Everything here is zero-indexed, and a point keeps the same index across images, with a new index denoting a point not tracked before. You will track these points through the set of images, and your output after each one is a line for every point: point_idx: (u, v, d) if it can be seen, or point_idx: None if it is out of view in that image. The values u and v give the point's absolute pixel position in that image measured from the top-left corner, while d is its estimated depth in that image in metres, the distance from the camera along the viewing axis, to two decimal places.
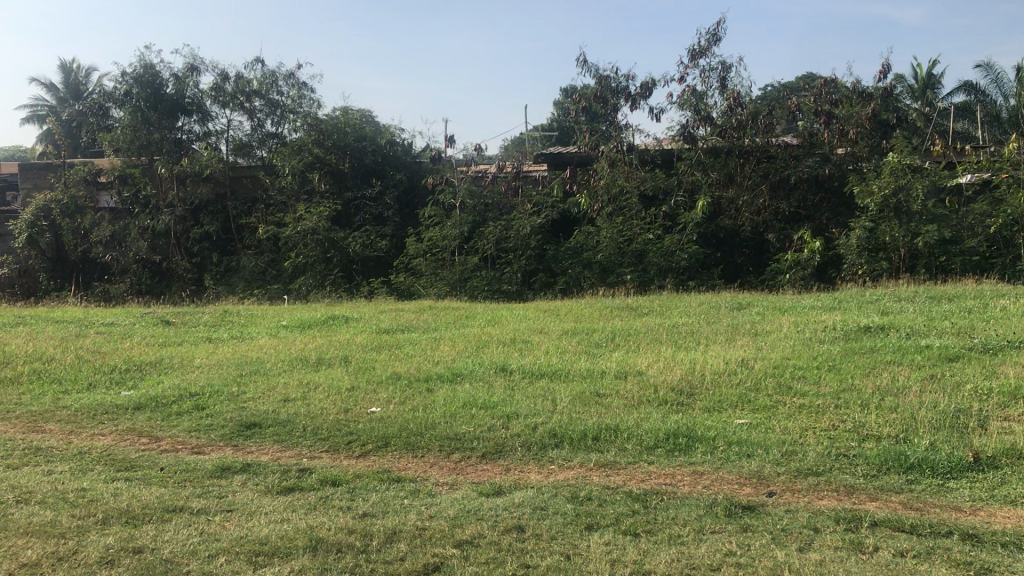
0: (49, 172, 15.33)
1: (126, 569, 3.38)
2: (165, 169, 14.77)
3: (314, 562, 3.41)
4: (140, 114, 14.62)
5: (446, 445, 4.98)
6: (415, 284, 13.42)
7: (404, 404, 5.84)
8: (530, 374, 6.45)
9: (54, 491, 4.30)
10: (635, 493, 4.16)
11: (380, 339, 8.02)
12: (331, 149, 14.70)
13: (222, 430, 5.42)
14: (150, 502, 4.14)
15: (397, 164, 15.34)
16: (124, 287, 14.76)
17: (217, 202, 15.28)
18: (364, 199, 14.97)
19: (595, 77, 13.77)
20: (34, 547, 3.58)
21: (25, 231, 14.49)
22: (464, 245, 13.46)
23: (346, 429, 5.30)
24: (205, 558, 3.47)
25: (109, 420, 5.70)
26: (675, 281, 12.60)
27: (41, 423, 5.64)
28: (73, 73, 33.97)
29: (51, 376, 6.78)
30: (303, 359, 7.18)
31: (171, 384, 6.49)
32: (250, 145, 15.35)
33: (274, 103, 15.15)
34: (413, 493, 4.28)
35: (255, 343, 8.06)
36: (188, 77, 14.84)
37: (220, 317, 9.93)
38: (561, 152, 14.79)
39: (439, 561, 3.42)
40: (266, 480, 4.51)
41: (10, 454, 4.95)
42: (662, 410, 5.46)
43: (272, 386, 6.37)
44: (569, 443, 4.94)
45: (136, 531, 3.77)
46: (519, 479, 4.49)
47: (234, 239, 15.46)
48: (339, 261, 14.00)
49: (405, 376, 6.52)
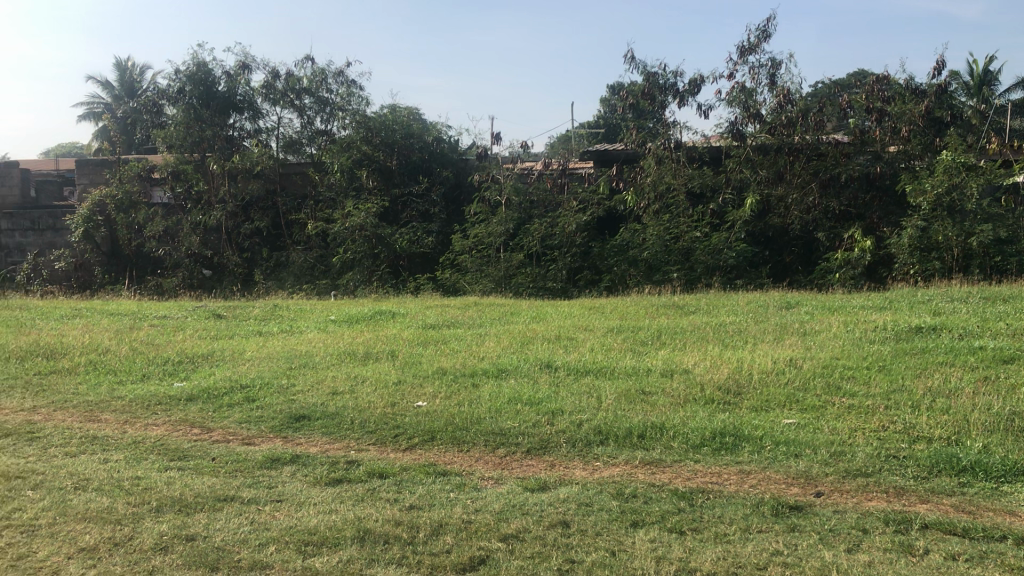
0: (105, 168, 15.65)
1: (180, 556, 3.47)
2: (216, 165, 14.93)
3: (361, 552, 3.48)
4: (193, 112, 14.90)
5: (491, 440, 5.01)
6: (461, 280, 13.54)
7: (450, 398, 5.88)
8: (575, 371, 6.46)
9: (109, 478, 4.41)
10: (681, 491, 4.16)
11: (424, 335, 8.05)
12: (379, 145, 14.78)
13: (272, 422, 5.51)
14: (202, 490, 4.24)
15: (444, 160, 15.26)
16: (176, 282, 14.95)
17: (267, 198, 15.41)
18: (411, 195, 15.00)
19: (643, 73, 13.69)
20: (91, 533, 3.69)
21: (82, 225, 14.81)
22: (510, 242, 13.52)
23: (393, 423, 5.36)
24: (255, 547, 3.55)
25: (162, 411, 5.81)
26: (723, 279, 12.49)
27: (97, 413, 5.76)
28: (128, 70, 34.73)
29: (106, 367, 6.95)
30: (350, 353, 7.26)
31: (223, 376, 6.60)
32: (300, 142, 15.58)
33: (323, 100, 15.31)
34: (458, 487, 4.32)
35: (304, 337, 8.16)
36: (240, 75, 15.06)
37: (271, 311, 10.07)
38: (609, 150, 14.53)
39: (486, 554, 3.46)
40: (314, 472, 4.58)
41: (67, 442, 5.09)
42: (708, 409, 5.43)
43: (320, 379, 6.47)
44: (615, 440, 4.94)
45: (189, 519, 3.86)
46: (563, 475, 4.50)
47: (283, 235, 15.61)
48: (385, 257, 14.14)
49: (451, 371, 6.56)
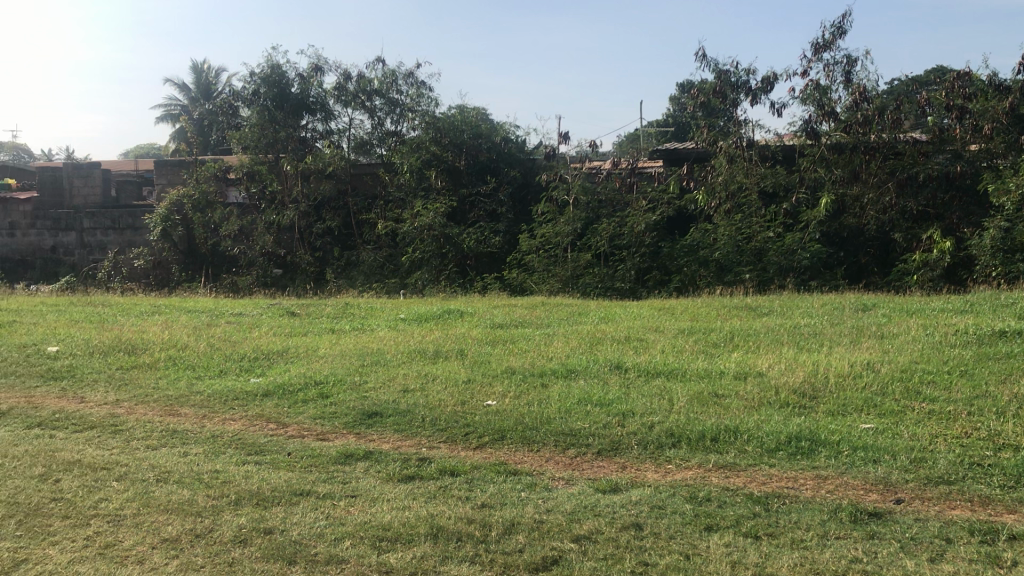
0: (182, 169, 16.07)
1: (258, 548, 3.54)
2: (290, 166, 15.25)
3: (435, 549, 3.51)
4: (267, 113, 15.19)
5: (562, 441, 5.00)
6: (528, 280, 13.57)
7: (520, 398, 5.89)
8: (646, 372, 6.41)
9: (190, 471, 4.53)
10: (756, 496, 4.10)
11: (493, 334, 8.08)
12: (448, 146, 14.87)
13: (345, 418, 5.58)
14: (279, 484, 4.32)
15: (511, 160, 15.25)
16: (250, 280, 15.18)
17: (338, 198, 15.58)
18: (480, 195, 15.05)
19: (715, 71, 13.52)
20: (173, 524, 3.79)
21: (160, 224, 15.22)
22: (577, 242, 13.50)
23: (464, 421, 5.39)
24: (331, 541, 3.60)
25: (239, 406, 5.94)
26: (796, 281, 12.27)
27: (177, 408, 5.91)
28: (204, 73, 35.59)
29: (185, 362, 7.13)
30: (421, 351, 7.32)
31: (297, 372, 6.72)
32: (370, 143, 15.84)
33: (393, 102, 15.50)
34: (529, 487, 4.32)
35: (375, 335, 8.26)
36: (313, 77, 15.36)
37: (342, 309, 10.21)
38: (678, 147, 14.39)
39: (558, 554, 3.45)
40: (387, 468, 4.63)
41: (149, 435, 5.23)
42: (783, 413, 5.34)
43: (391, 376, 6.54)
44: (687, 443, 4.89)
45: (266, 512, 3.94)
46: (635, 477, 4.47)
47: (354, 235, 15.76)
48: (453, 257, 14.27)
49: (521, 371, 6.57)
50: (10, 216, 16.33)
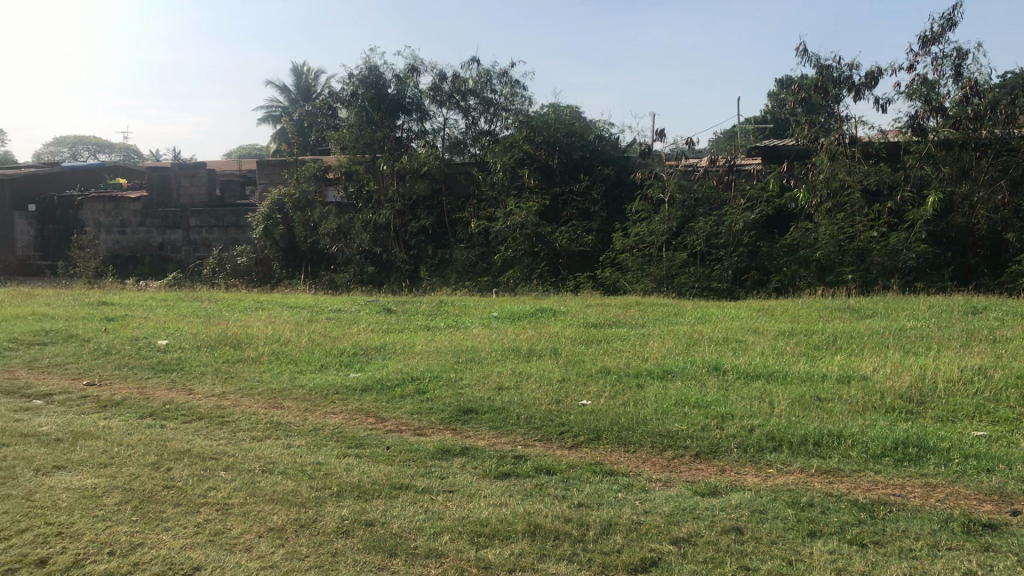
0: (283, 169, 16.53)
1: (360, 540, 3.61)
2: (386, 166, 15.48)
3: (533, 547, 3.52)
4: (365, 114, 15.52)
5: (660, 442, 4.95)
6: (622, 279, 13.50)
7: (615, 398, 5.85)
8: (745, 374, 6.29)
9: (293, 463, 4.65)
10: (861, 502, 3.98)
11: (587, 333, 8.06)
12: (541, 145, 14.90)
13: (441, 414, 5.65)
14: (379, 478, 4.40)
15: (605, 158, 15.13)
16: (348, 278, 15.53)
17: (433, 197, 15.75)
18: (572, 194, 15.00)
19: (817, 66, 13.16)
20: (279, 513, 3.90)
21: (262, 222, 15.72)
22: (672, 241, 13.36)
23: (558, 420, 5.38)
24: (430, 535, 3.65)
25: (339, 400, 6.08)
26: (900, 282, 11.87)
27: (280, 401, 6.08)
28: (303, 75, 36.52)
29: (287, 356, 7.33)
30: (516, 349, 7.35)
31: (394, 368, 6.83)
32: (464, 143, 15.99)
33: (487, 101, 15.62)
34: (626, 487, 4.29)
35: (470, 332, 8.34)
36: (409, 77, 15.60)
37: (437, 307, 10.34)
38: (779, 144, 14.23)
39: (657, 556, 3.43)
40: (484, 464, 4.66)
41: (254, 427, 5.40)
42: (890, 418, 5.17)
43: (487, 374, 6.58)
44: (788, 447, 4.78)
45: (367, 504, 4.01)
46: (735, 480, 4.40)
47: (448, 233, 15.85)
48: (545, 255, 14.29)
49: (616, 370, 6.53)
50: (121, 214, 17.20)
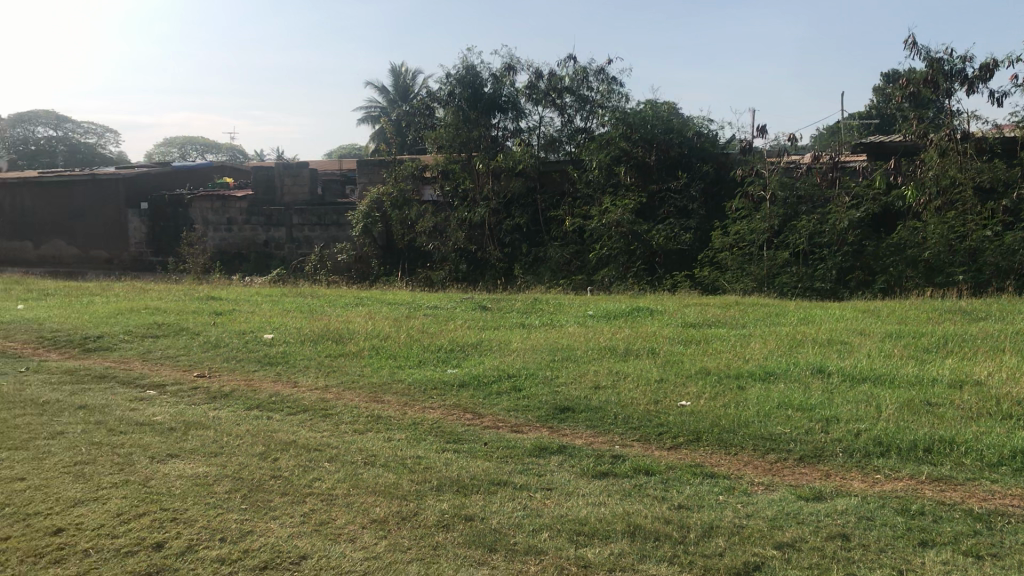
0: (381, 168, 16.81)
1: (460, 534, 3.65)
2: (481, 164, 15.61)
3: (632, 547, 3.50)
4: (461, 113, 15.73)
5: (762, 445, 4.86)
6: (720, 278, 13.30)
7: (715, 399, 5.76)
8: (851, 377, 6.11)
9: (394, 456, 4.73)
10: (976, 512, 3.82)
11: (686, 333, 7.95)
12: (638, 141, 14.73)
13: (538, 412, 5.66)
14: (478, 473, 4.43)
15: (705, 155, 14.82)
16: (443, 275, 15.75)
17: (527, 195, 15.80)
18: (669, 191, 14.82)
19: (927, 59, 12.68)
20: (381, 505, 3.97)
21: (361, 220, 16.08)
22: (773, 240, 13.08)
23: (657, 420, 5.33)
24: (530, 532, 3.66)
25: (437, 395, 6.15)
26: (1015, 284, 11.34)
27: (380, 395, 6.20)
28: (402, 76, 37.09)
29: (386, 351, 7.46)
30: (613, 348, 7.31)
31: (491, 365, 6.88)
32: (559, 140, 16.03)
33: (584, 98, 15.61)
34: (727, 490, 4.22)
35: (566, 331, 8.34)
36: (506, 76, 15.71)
37: (532, 305, 10.37)
38: (884, 141, 13.89)
39: (760, 560, 3.36)
40: (582, 463, 4.65)
41: (355, 420, 5.51)
42: (1007, 426, 4.95)
43: (583, 372, 6.56)
44: (898, 453, 4.63)
45: (467, 499, 4.05)
46: (840, 485, 4.28)
47: (543, 231, 15.84)
48: (641, 254, 14.17)
49: (716, 371, 6.43)
50: (228, 212, 17.78)
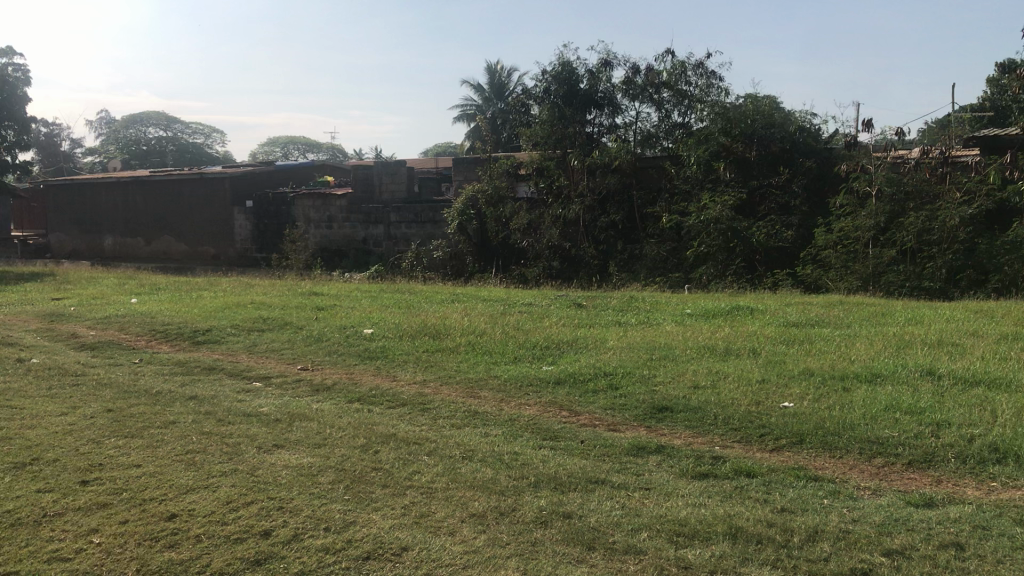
0: (476, 166, 16.96)
1: (558, 532, 3.64)
2: (577, 161, 15.49)
3: (734, 550, 3.44)
4: (557, 110, 15.95)
5: (868, 448, 4.72)
6: (824, 277, 12.96)
7: (819, 401, 5.61)
8: (964, 381, 5.87)
9: (491, 451, 4.76)
10: None
11: (788, 333, 7.77)
12: (738, 136, 14.49)
13: (636, 411, 5.62)
14: (575, 471, 4.42)
15: (807, 151, 14.41)
16: (538, 271, 15.77)
17: (623, 192, 15.54)
18: (770, 187, 14.46)
19: None
20: (480, 500, 4.01)
21: (457, 219, 16.18)
22: (879, 237, 12.65)
23: (759, 421, 5.22)
24: (629, 531, 3.63)
25: (533, 392, 6.17)
26: None
27: (476, 390, 6.25)
28: (498, 74, 37.28)
29: (482, 348, 7.52)
30: (711, 348, 7.19)
31: (587, 362, 6.86)
32: (656, 136, 15.89)
33: (682, 93, 15.47)
34: (833, 494, 4.11)
35: (663, 329, 8.25)
36: (602, 72, 15.77)
37: (628, 302, 10.29)
38: (998, 135, 13.49)
39: (868, 567, 3.26)
40: (681, 463, 4.60)
41: (453, 415, 5.57)
42: None
43: (682, 372, 6.48)
44: (1016, 460, 4.43)
45: (565, 497, 4.04)
46: (953, 493, 4.12)
47: (638, 228, 15.63)
48: (741, 252, 13.84)
49: (819, 372, 6.27)
50: (328, 210, 18.19)
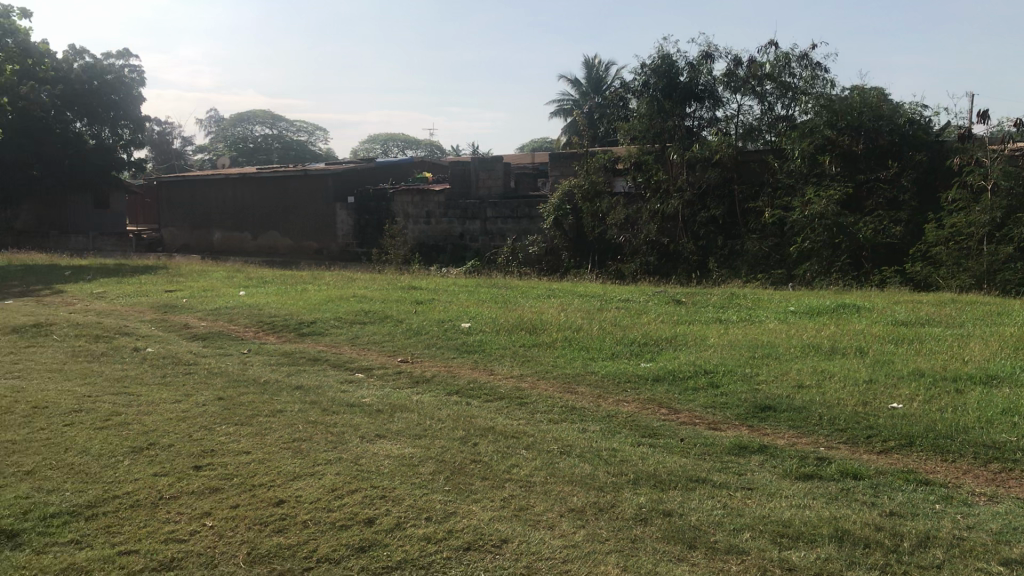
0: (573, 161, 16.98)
1: (658, 529, 3.62)
2: (676, 155, 15.33)
3: (841, 553, 3.35)
4: (656, 103, 15.75)
5: (984, 453, 4.53)
6: (934, 274, 12.46)
7: (930, 403, 5.41)
8: None
9: (589, 447, 4.76)
10: None
11: (896, 332, 7.51)
12: (844, 129, 14.10)
13: (737, 409, 5.53)
14: (675, 469, 4.38)
15: (918, 143, 13.90)
16: (635, 266, 15.52)
17: (724, 186, 15.19)
18: (877, 181, 13.94)
19: None
20: (578, 495, 4.01)
21: (552, 214, 16.35)
22: (995, 233, 12.11)
23: (866, 423, 5.07)
24: (731, 531, 3.58)
25: (632, 388, 6.13)
26: None
27: (574, 386, 6.25)
28: (596, 67, 37.10)
29: (580, 343, 7.51)
30: (815, 346, 7.02)
31: (687, 359, 6.78)
32: (759, 129, 15.47)
33: (786, 85, 15.05)
34: (946, 500, 3.96)
35: (764, 327, 8.08)
36: (703, 64, 15.50)
37: (728, 299, 10.12)
38: None
39: None
40: (785, 464, 4.51)
41: (551, 410, 5.58)
42: None
43: (784, 370, 6.34)
44: None
45: (665, 494, 4.01)
46: None
47: (740, 224, 15.23)
48: (847, 248, 13.47)
49: (930, 372, 6.05)
50: (426, 206, 18.43)
